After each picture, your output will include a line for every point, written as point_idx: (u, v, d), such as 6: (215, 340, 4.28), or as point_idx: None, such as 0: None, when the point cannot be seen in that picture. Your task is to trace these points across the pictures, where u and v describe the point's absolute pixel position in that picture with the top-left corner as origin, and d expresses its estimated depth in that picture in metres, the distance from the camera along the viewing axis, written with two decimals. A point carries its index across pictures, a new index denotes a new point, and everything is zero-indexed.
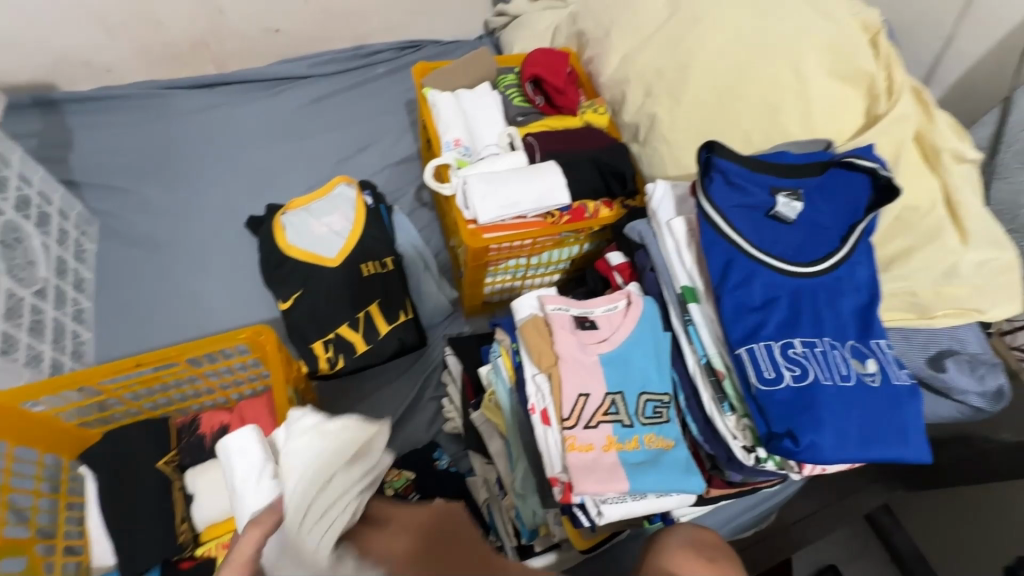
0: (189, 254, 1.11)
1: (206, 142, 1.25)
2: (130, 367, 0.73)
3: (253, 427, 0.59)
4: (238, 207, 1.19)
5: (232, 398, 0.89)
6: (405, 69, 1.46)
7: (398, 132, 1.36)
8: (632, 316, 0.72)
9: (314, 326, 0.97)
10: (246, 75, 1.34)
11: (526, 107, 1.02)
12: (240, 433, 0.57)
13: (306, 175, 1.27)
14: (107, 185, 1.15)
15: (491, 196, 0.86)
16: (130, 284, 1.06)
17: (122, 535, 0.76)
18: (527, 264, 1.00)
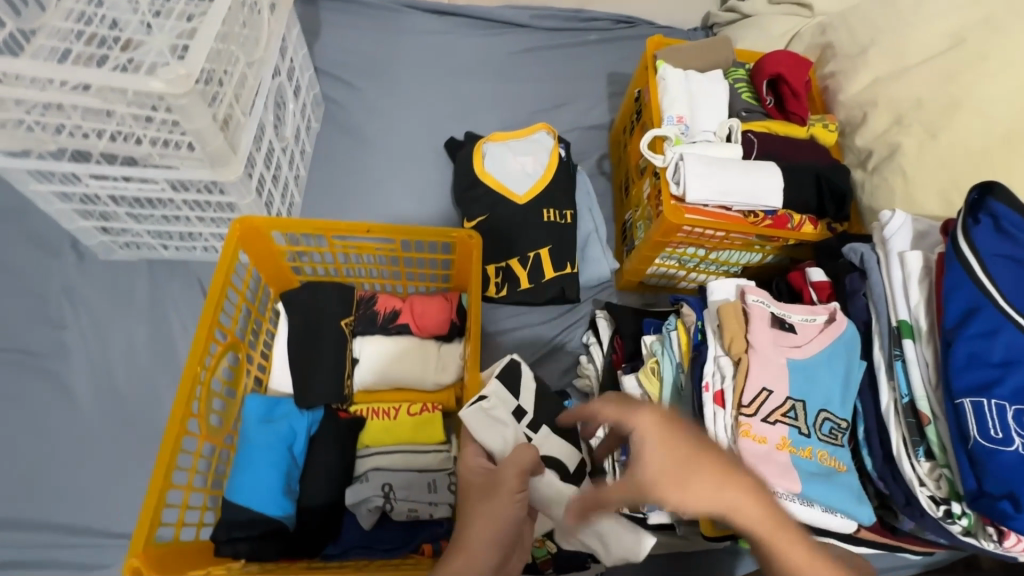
0: (392, 158, 1.22)
1: (426, 63, 1.35)
2: (360, 232, 0.80)
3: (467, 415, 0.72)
4: (439, 128, 1.28)
5: (406, 290, 0.97)
6: (615, 42, 1.48)
7: (595, 99, 1.39)
8: (829, 334, 0.70)
9: (489, 251, 1.04)
10: (473, 11, 1.41)
11: (753, 104, 1.00)
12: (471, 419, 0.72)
13: (503, 117, 1.33)
14: (339, 79, 1.28)
15: (705, 178, 0.87)
16: (339, 170, 1.19)
17: (301, 371, 0.85)
18: (703, 257, 1.00)
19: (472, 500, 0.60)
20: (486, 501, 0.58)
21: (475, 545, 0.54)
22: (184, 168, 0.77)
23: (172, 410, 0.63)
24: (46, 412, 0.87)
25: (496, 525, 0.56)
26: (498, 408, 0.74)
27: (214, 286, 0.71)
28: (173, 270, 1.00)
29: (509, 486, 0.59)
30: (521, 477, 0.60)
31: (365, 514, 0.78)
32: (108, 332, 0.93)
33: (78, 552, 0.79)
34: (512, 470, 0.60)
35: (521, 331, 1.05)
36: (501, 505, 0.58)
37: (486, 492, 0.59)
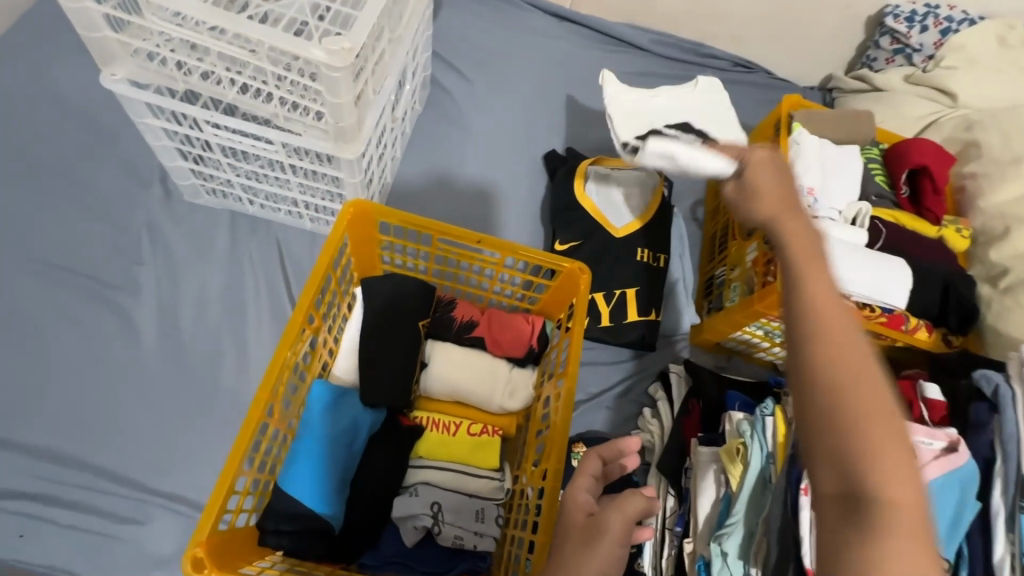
0: (488, 157, 1.18)
1: (539, 66, 1.30)
2: (470, 240, 0.75)
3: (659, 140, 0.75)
4: (540, 135, 1.23)
5: (485, 302, 0.93)
6: (731, 85, 1.43)
7: None
8: (945, 464, 0.65)
9: None
10: (595, 23, 1.36)
11: (885, 190, 0.95)
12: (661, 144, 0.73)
13: (605, 137, 1.28)
14: (449, 65, 1.24)
15: (829, 261, 0.82)
16: (434, 158, 1.16)
17: (367, 365, 0.81)
18: None
19: (568, 533, 0.58)
20: (588, 545, 0.56)
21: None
22: (306, 136, 0.74)
23: (255, 390, 0.59)
24: (105, 346, 0.84)
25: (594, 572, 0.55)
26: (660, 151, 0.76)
27: (317, 268, 0.68)
28: (256, 227, 0.97)
29: (614, 533, 0.57)
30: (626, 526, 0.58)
31: (410, 531, 0.75)
32: (183, 278, 0.91)
33: (113, 501, 0.76)
34: (612, 516, 0.58)
35: (588, 366, 1.01)
36: (603, 555, 0.56)
37: (585, 534, 0.57)
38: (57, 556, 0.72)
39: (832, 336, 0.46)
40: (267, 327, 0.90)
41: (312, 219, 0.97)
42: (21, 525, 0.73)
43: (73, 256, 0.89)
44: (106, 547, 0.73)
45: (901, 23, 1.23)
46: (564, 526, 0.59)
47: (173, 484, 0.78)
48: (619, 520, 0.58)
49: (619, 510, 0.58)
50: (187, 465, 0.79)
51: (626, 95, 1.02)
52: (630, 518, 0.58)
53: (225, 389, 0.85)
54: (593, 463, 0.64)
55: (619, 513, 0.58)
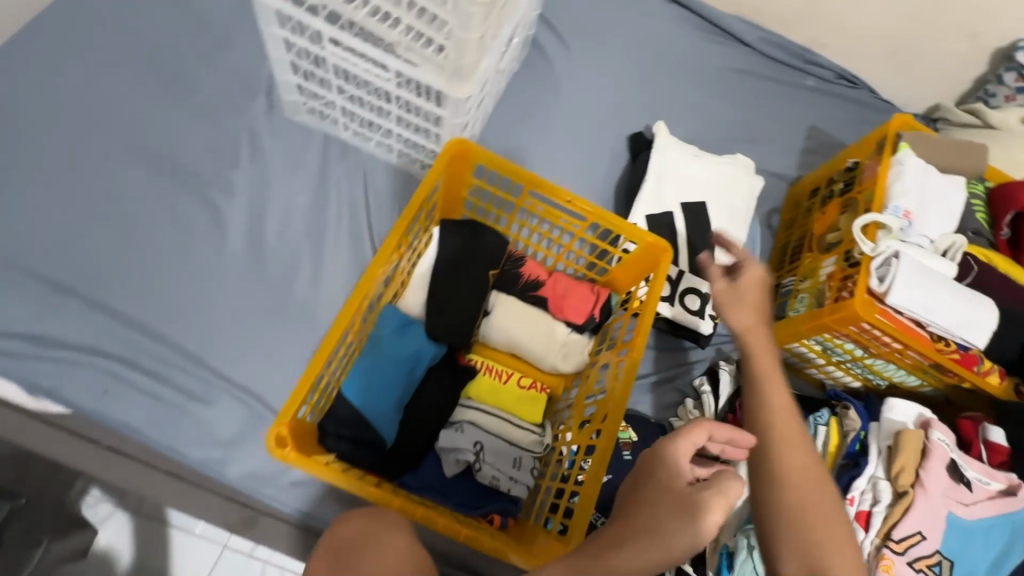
0: (574, 125, 1.18)
1: (639, 44, 1.28)
2: (561, 198, 0.77)
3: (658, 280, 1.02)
4: (628, 114, 1.22)
5: (552, 265, 0.94)
6: (830, 98, 1.38)
7: (788, 147, 1.30)
8: (1000, 505, 0.64)
9: None
10: (705, 11, 1.33)
11: (984, 227, 0.93)
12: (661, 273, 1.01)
13: (693, 128, 1.26)
14: (552, 28, 1.23)
15: (915, 288, 0.80)
16: (522, 118, 1.16)
17: (434, 301, 0.83)
18: (857, 357, 0.93)
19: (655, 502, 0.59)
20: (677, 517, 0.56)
21: (661, 548, 0.55)
22: (421, 69, 0.75)
23: (344, 302, 0.63)
24: (196, 236, 0.89)
25: (686, 540, 0.55)
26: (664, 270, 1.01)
27: (412, 203, 0.70)
28: (346, 153, 1.00)
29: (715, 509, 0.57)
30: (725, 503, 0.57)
31: (451, 463, 0.78)
32: (273, 187, 0.95)
33: (187, 379, 0.81)
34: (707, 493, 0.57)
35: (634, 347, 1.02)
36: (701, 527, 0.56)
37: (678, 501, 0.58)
38: (133, 417, 0.79)
39: (794, 474, 0.63)
40: (343, 250, 0.94)
41: (400, 154, 0.99)
42: (103, 381, 0.79)
43: (176, 148, 0.93)
44: (176, 417, 0.80)
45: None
46: (656, 491, 0.59)
47: (241, 374, 0.84)
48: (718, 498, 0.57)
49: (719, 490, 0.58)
50: (255, 360, 0.85)
51: (676, 153, 1.06)
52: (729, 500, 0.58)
53: (297, 299, 0.89)
54: (704, 434, 0.62)
55: (719, 491, 0.58)
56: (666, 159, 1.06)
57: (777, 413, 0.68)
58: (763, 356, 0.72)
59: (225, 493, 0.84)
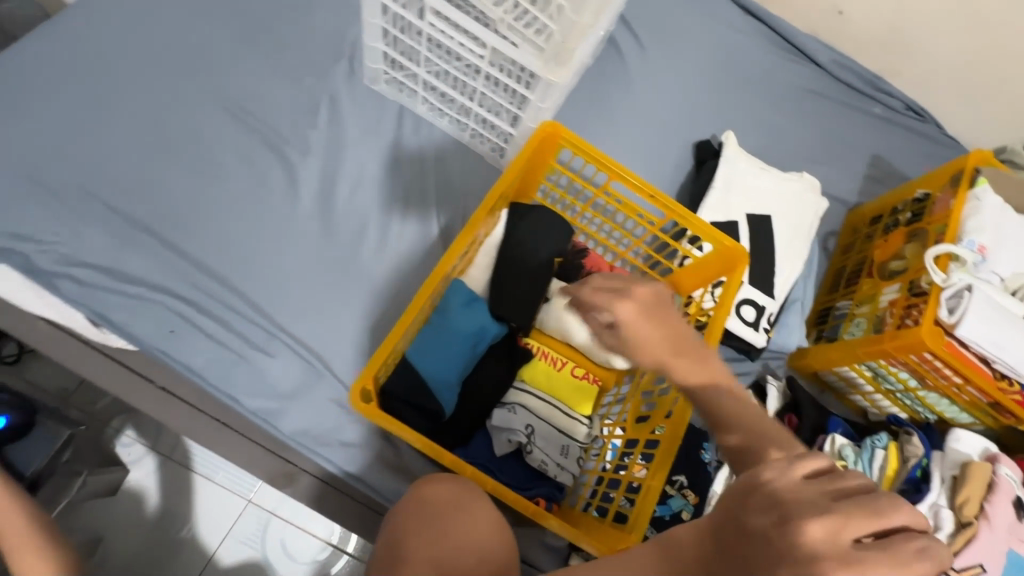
0: (642, 125, 1.18)
1: (712, 53, 1.28)
2: (643, 194, 0.78)
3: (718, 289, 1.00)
4: (696, 121, 1.22)
5: (615, 261, 0.95)
6: (897, 127, 1.36)
7: (850, 172, 1.29)
8: None
9: None
10: (781, 27, 1.32)
11: None
12: None
13: (758, 142, 1.26)
14: (629, 26, 1.23)
15: (988, 323, 0.80)
16: (591, 113, 1.16)
17: (499, 280, 0.84)
18: (910, 388, 0.92)
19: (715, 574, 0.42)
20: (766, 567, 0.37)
21: None
22: (521, 49, 0.76)
23: (427, 276, 0.68)
24: (271, 192, 0.90)
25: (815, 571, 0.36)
26: None
27: (493, 192, 0.75)
28: (420, 127, 1.01)
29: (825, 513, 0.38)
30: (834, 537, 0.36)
31: (502, 443, 0.78)
32: (347, 151, 0.96)
33: (250, 329, 0.83)
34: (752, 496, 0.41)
35: None
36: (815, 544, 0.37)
37: (763, 554, 0.38)
38: (195, 359, 0.80)
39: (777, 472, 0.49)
40: (409, 222, 0.95)
41: (474, 134, 1.00)
42: (171, 322, 0.81)
43: (258, 102, 0.94)
44: (236, 364, 0.81)
45: None
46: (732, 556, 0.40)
47: (301, 331, 0.85)
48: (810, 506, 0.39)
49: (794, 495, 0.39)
50: (316, 319, 0.86)
51: (746, 164, 1.06)
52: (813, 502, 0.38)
53: (361, 264, 0.90)
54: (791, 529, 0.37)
55: (796, 496, 0.39)
56: (734, 168, 1.05)
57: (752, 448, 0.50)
58: (700, 378, 0.56)
59: (272, 446, 0.85)
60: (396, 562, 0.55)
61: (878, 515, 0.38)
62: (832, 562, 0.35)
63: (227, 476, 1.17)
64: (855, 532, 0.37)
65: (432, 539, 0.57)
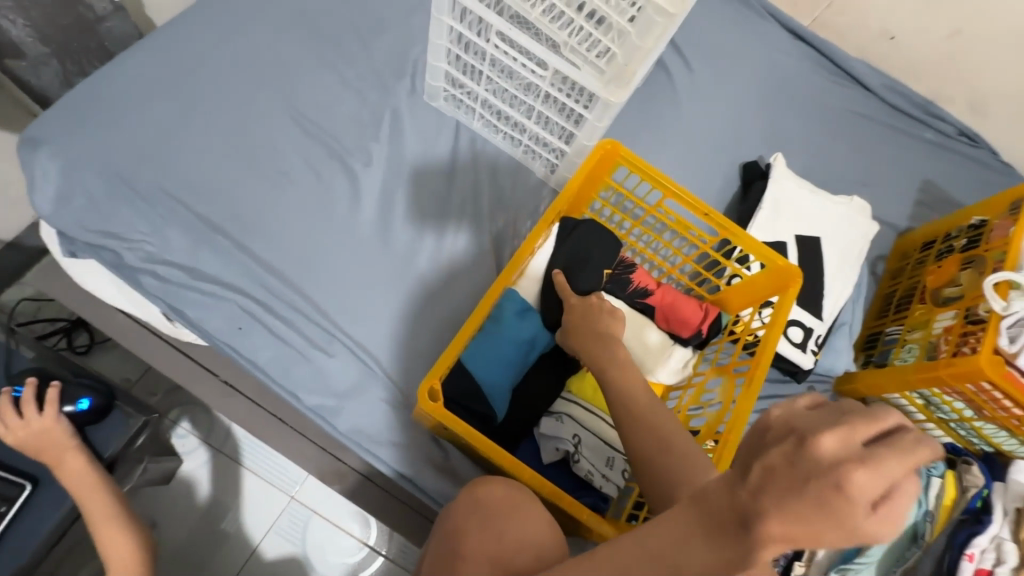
0: (689, 145, 1.19)
1: (761, 75, 1.29)
2: (698, 211, 0.81)
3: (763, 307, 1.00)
4: (742, 142, 1.23)
5: (662, 277, 0.97)
6: (949, 153, 1.34)
7: (899, 196, 1.28)
8: None
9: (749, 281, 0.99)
10: (830, 50, 1.32)
11: None
12: None
13: (806, 164, 1.26)
14: (678, 48, 1.26)
15: None
16: (638, 132, 1.18)
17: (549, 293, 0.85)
18: (964, 418, 0.90)
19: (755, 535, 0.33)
20: (813, 504, 0.30)
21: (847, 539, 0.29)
22: (583, 71, 0.79)
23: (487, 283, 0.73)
24: (334, 200, 0.96)
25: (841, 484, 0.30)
26: None
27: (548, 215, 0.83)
28: (474, 142, 1.05)
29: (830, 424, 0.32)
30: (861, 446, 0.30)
31: (550, 450, 0.81)
32: (405, 163, 1.00)
33: (312, 329, 0.87)
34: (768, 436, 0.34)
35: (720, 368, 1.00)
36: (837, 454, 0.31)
37: (788, 480, 0.31)
38: (261, 356, 0.85)
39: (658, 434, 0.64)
40: (462, 232, 0.98)
41: (526, 150, 1.03)
42: (239, 319, 0.86)
43: (326, 116, 1.00)
44: (296, 362, 0.86)
45: None
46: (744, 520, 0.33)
47: (358, 333, 0.89)
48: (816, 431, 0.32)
49: (810, 415, 0.32)
50: (372, 322, 0.90)
51: (795, 185, 1.06)
52: (828, 417, 0.32)
53: (415, 271, 0.94)
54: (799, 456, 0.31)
55: (801, 422, 0.32)
56: (783, 189, 1.05)
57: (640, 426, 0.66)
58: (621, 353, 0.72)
59: (325, 443, 0.88)
60: (456, 550, 0.58)
61: (879, 416, 0.31)
62: (853, 466, 0.29)
63: (272, 472, 1.21)
64: (865, 432, 0.30)
65: (491, 536, 0.58)
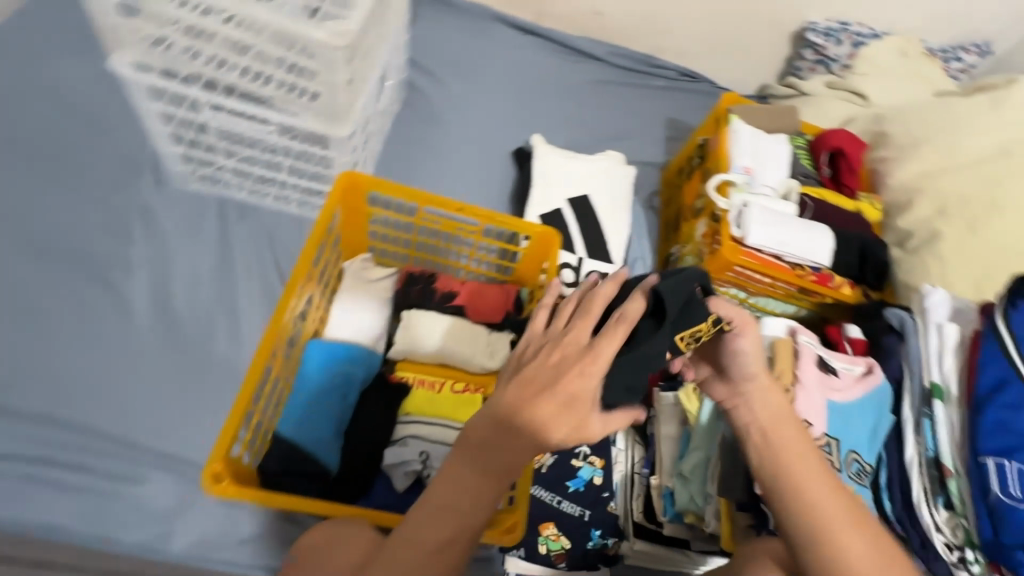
0: (462, 149, 1.28)
1: (506, 73, 1.42)
2: (452, 209, 0.84)
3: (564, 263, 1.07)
4: (509, 134, 1.34)
5: (465, 275, 1.01)
6: (678, 93, 1.58)
7: (653, 139, 1.48)
8: (865, 384, 0.77)
9: None
10: (555, 36, 1.50)
11: (810, 171, 1.10)
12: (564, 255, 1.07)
13: (570, 136, 1.41)
14: (425, 69, 1.34)
15: (768, 227, 0.94)
16: (412, 153, 1.24)
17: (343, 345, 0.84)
18: (742, 300, 1.06)
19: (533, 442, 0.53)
20: (565, 400, 0.52)
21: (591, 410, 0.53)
22: (299, 116, 0.82)
23: (263, 337, 0.66)
24: (102, 320, 0.88)
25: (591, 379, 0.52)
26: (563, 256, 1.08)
27: (315, 232, 0.74)
28: (244, 212, 1.02)
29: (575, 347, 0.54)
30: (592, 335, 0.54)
31: (402, 477, 0.80)
32: (174, 256, 0.95)
33: (111, 462, 0.79)
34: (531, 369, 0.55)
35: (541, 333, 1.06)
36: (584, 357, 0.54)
37: (550, 395, 0.52)
38: (60, 514, 0.76)
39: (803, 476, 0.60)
40: (258, 303, 0.95)
41: (299, 203, 1.03)
42: (22, 486, 0.76)
43: (63, 236, 0.92)
44: (103, 503, 0.77)
45: (820, 36, 1.43)
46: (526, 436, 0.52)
47: (167, 446, 0.82)
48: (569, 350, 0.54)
49: (549, 344, 0.56)
50: (183, 429, 0.84)
51: (555, 157, 1.18)
52: (563, 339, 0.56)
53: (218, 359, 0.89)
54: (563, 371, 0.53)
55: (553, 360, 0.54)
56: (546, 164, 1.17)
57: (798, 470, 0.61)
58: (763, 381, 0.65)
59: None
60: None
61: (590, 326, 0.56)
62: (586, 365, 0.52)
63: None
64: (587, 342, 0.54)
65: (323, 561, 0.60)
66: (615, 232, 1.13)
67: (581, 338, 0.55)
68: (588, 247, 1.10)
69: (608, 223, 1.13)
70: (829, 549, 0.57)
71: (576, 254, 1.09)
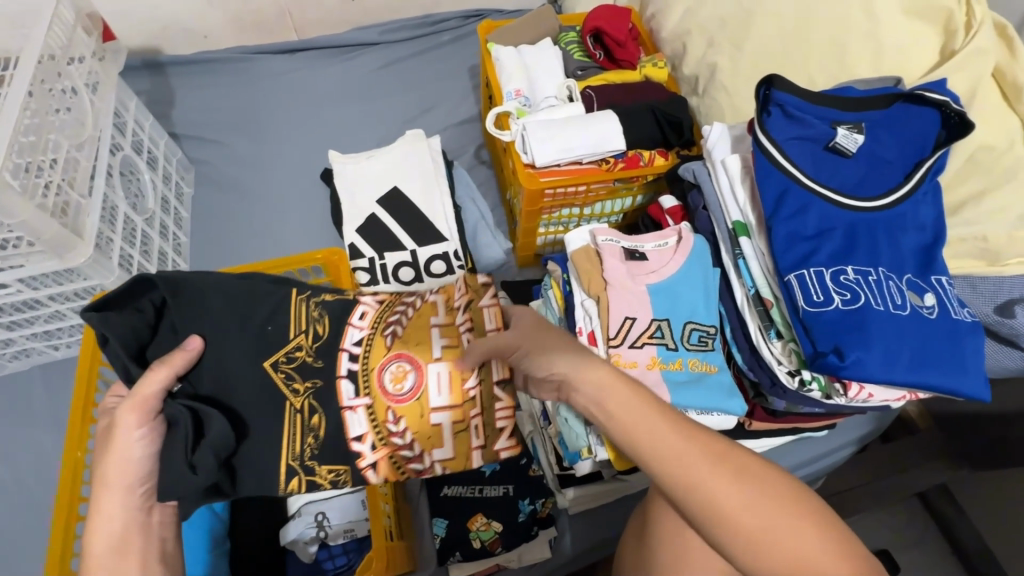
0: (271, 200, 1.23)
1: (287, 103, 1.36)
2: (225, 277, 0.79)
3: (400, 258, 1.05)
4: (313, 161, 1.29)
5: None
6: (470, 37, 1.50)
7: (461, 94, 1.42)
8: (682, 252, 0.73)
9: (377, 251, 1.05)
10: (321, 42, 1.42)
11: (586, 62, 1.06)
12: (395, 253, 1.05)
13: (377, 132, 1.35)
14: (204, 138, 1.29)
15: (549, 140, 0.90)
16: (223, 228, 1.19)
17: None
18: (579, 214, 1.03)
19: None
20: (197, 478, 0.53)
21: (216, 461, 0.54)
22: (31, 263, 0.77)
23: (58, 487, 0.64)
24: None
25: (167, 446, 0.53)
26: (395, 257, 1.05)
27: (82, 360, 0.70)
28: (70, 368, 0.99)
29: (143, 396, 0.51)
30: (143, 413, 0.51)
31: (304, 548, 0.78)
32: (15, 445, 0.93)
33: None
34: (101, 535, 0.50)
35: None
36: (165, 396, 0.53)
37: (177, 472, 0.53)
38: None
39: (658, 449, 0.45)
40: None
41: None
42: None
43: None
44: None
45: None
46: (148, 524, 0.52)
47: None
48: (134, 400, 0.51)
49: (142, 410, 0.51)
50: None
51: (352, 165, 1.13)
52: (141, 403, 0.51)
53: None
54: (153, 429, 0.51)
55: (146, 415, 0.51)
56: (345, 176, 1.12)
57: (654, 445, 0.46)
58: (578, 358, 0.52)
59: None
60: None
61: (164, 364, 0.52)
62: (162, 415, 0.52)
63: None
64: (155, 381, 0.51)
65: None
66: (436, 207, 1.09)
67: (130, 435, 0.50)
68: (416, 235, 1.06)
69: (428, 201, 1.09)
70: (685, 499, 0.44)
71: (409, 247, 1.06)
